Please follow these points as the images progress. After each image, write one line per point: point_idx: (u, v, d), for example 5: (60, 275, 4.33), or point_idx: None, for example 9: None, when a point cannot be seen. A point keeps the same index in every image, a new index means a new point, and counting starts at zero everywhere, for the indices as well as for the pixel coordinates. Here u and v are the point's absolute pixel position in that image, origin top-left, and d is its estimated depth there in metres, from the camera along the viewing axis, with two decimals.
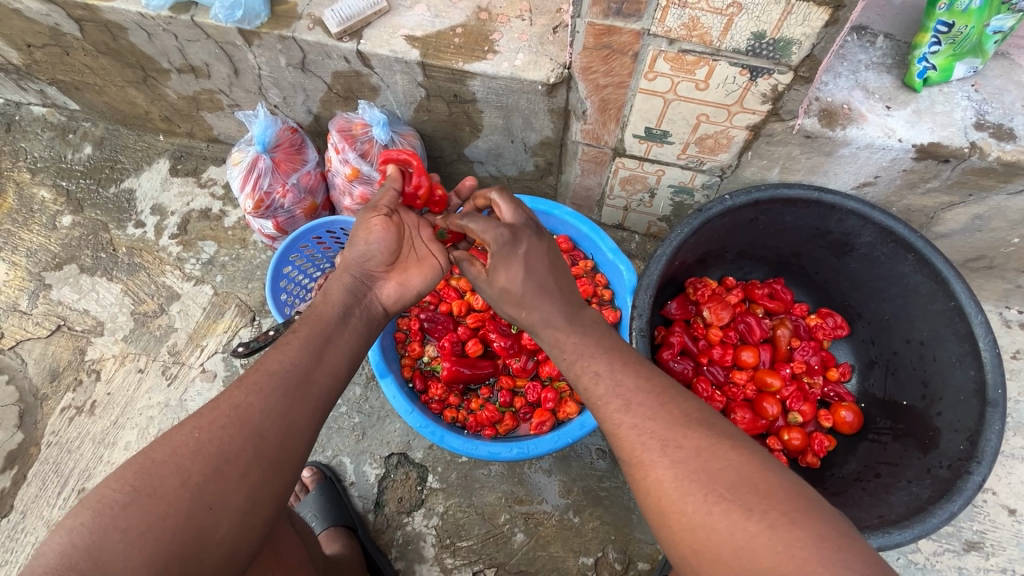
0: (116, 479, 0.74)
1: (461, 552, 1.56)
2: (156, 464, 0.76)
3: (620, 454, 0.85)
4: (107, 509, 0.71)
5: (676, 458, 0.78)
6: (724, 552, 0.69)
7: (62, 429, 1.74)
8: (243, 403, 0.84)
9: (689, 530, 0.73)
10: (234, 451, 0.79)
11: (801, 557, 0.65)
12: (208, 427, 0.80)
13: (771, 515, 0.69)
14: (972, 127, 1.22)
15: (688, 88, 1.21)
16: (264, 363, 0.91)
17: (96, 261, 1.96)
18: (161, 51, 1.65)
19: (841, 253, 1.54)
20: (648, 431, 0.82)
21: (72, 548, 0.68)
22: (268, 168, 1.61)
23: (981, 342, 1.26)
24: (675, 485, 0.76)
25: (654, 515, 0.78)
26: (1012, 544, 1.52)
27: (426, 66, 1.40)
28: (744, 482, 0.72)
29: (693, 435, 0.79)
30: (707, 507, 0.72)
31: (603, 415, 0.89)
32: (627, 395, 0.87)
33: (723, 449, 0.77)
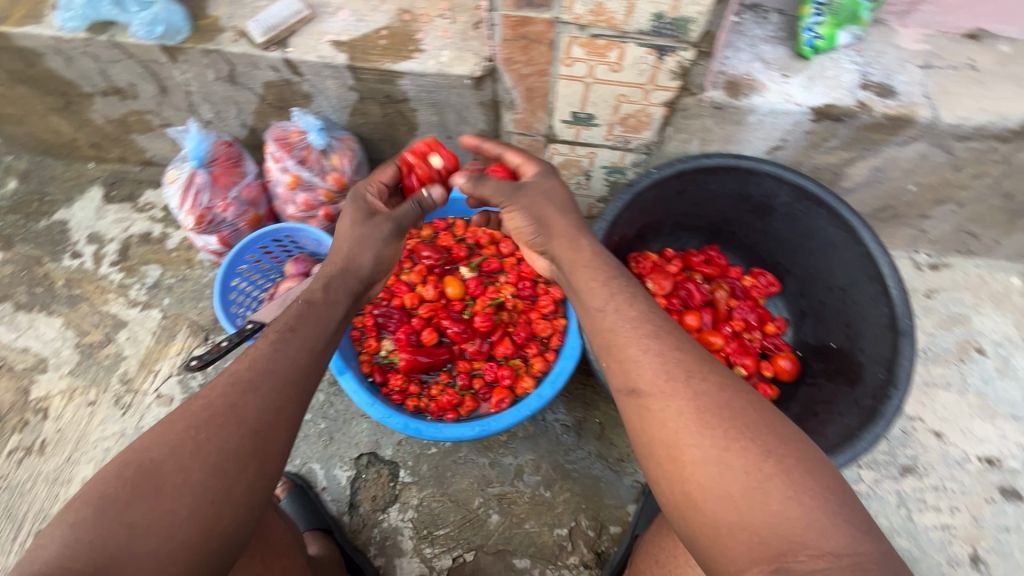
0: (115, 476, 0.75)
1: (439, 540, 1.59)
2: (154, 462, 0.76)
3: (634, 384, 0.87)
4: (109, 505, 0.72)
5: (701, 390, 0.83)
6: (734, 492, 0.75)
7: (11, 473, 1.67)
8: (240, 400, 0.84)
9: (702, 465, 0.78)
10: (233, 449, 0.80)
11: (809, 504, 0.72)
12: (204, 425, 0.81)
13: (786, 462, 0.76)
14: (858, 87, 1.35)
15: (604, 71, 1.30)
16: (259, 357, 0.92)
17: (32, 297, 1.89)
18: (82, 75, 1.62)
19: (764, 214, 1.66)
20: (673, 360, 0.87)
21: (75, 539, 0.69)
22: (207, 183, 1.61)
23: (888, 280, 1.40)
24: (694, 418, 0.81)
25: (664, 449, 0.82)
26: (941, 463, 1.67)
27: (355, 69, 1.43)
28: (762, 425, 0.80)
29: (715, 374, 0.86)
30: (725, 444, 0.78)
31: (621, 341, 0.92)
32: (656, 324, 0.93)
33: (744, 392, 0.84)
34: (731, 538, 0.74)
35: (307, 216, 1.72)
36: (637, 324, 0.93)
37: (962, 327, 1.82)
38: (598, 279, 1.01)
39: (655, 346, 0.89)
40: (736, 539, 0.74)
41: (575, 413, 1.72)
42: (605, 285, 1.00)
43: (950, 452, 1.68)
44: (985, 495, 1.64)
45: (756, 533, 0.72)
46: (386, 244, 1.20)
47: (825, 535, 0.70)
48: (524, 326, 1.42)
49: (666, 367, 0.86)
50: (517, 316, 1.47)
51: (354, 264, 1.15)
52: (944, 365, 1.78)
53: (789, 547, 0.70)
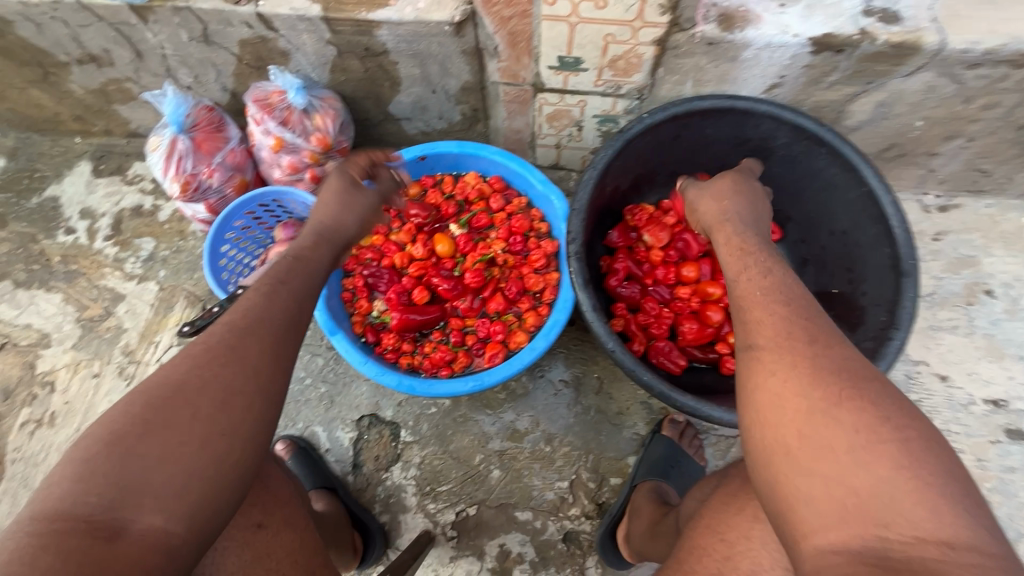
0: (124, 413, 0.74)
1: (442, 496, 1.62)
2: (163, 399, 0.76)
3: (752, 338, 0.87)
4: (119, 440, 0.72)
5: (823, 355, 0.78)
6: (837, 445, 0.68)
7: (24, 444, 1.72)
8: (240, 343, 0.86)
9: (806, 415, 0.72)
10: (238, 386, 0.82)
11: (922, 481, 0.64)
12: (208, 364, 0.82)
13: (906, 433, 0.67)
14: (861, 14, 1.27)
15: (589, 8, 1.23)
16: (251, 306, 0.94)
17: (30, 274, 1.90)
18: (54, 42, 1.58)
19: (763, 159, 1.60)
20: (800, 325, 0.84)
21: (86, 480, 0.69)
22: (189, 150, 1.57)
23: (891, 219, 1.34)
24: (808, 372, 0.76)
25: (768, 397, 0.78)
26: (946, 407, 1.65)
27: (330, 21, 1.37)
28: (887, 397, 0.71)
29: (843, 347, 0.79)
30: (834, 401, 0.71)
31: (751, 307, 0.91)
32: (787, 297, 0.90)
33: (875, 367, 0.76)
34: (820, 497, 0.68)
35: (294, 179, 1.69)
36: (790, 303, 0.88)
37: (971, 269, 1.77)
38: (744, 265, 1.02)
39: (781, 311, 0.88)
40: (827, 498, 0.67)
41: (574, 368, 1.71)
42: (741, 259, 1.05)
43: (954, 395, 1.66)
44: (991, 437, 1.62)
45: (853, 494, 0.66)
46: (369, 210, 1.28)
47: (938, 519, 0.62)
48: (516, 281, 1.41)
49: (787, 327, 0.84)
50: (509, 272, 1.44)
51: (341, 227, 1.21)
52: (950, 308, 1.74)
53: (883, 517, 0.64)
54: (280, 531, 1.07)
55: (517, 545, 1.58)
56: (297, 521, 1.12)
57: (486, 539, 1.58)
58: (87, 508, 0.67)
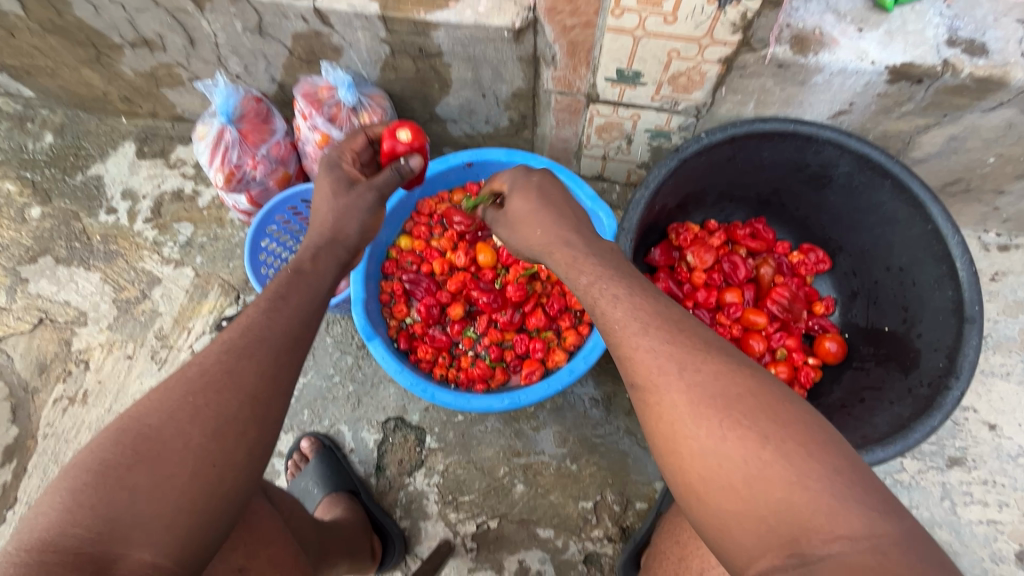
0: (114, 443, 0.71)
1: (463, 506, 1.60)
2: (154, 428, 0.73)
3: (632, 377, 0.82)
4: (109, 471, 0.69)
5: (694, 381, 0.76)
6: (735, 480, 0.68)
7: (57, 420, 1.74)
8: (236, 365, 0.80)
9: (701, 456, 0.72)
10: (232, 413, 0.77)
11: (815, 489, 0.64)
12: (199, 391, 0.77)
13: (787, 446, 0.68)
14: (944, 44, 1.20)
15: (657, 23, 1.18)
16: (253, 323, 0.87)
17: (71, 252, 1.92)
18: (110, 25, 1.58)
19: (820, 186, 1.54)
20: (664, 353, 0.80)
21: (75, 515, 0.66)
22: (236, 140, 1.56)
23: (957, 262, 1.28)
24: (689, 408, 0.75)
25: (663, 441, 0.76)
26: (993, 457, 1.57)
27: (387, 19, 1.34)
28: (762, 410, 0.72)
29: (711, 361, 0.78)
30: (722, 433, 0.71)
31: (616, 338, 0.86)
32: (646, 318, 0.85)
33: (742, 376, 0.76)
34: (738, 527, 0.68)
35: None
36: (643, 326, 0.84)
37: None
38: (584, 277, 0.95)
39: (646, 342, 0.82)
40: (744, 529, 0.67)
41: (605, 387, 1.68)
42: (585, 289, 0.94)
43: (1003, 446, 1.58)
44: None
45: (764, 522, 0.66)
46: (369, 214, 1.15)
47: (838, 519, 0.62)
48: (558, 298, 1.37)
49: (659, 361, 0.80)
50: (551, 287, 1.41)
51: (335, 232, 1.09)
52: (1004, 353, 1.66)
53: (800, 534, 0.63)
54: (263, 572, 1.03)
55: (537, 562, 1.55)
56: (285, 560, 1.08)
57: (506, 553, 1.56)
58: (76, 540, 0.65)
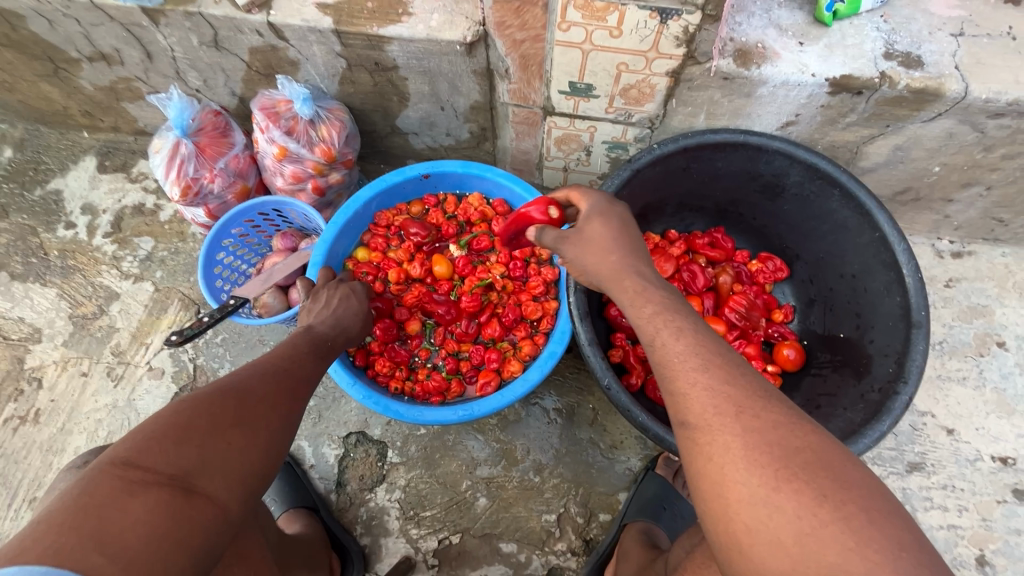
0: (216, 396, 0.80)
1: (425, 522, 1.57)
2: (245, 395, 0.84)
3: (682, 415, 0.80)
4: (214, 415, 0.77)
5: (751, 427, 0.74)
6: (786, 537, 0.66)
7: (6, 441, 1.69)
8: (297, 371, 0.98)
9: (748, 505, 0.70)
10: (294, 406, 0.92)
11: (875, 561, 0.62)
12: (275, 383, 0.90)
13: (847, 509, 0.65)
14: (882, 57, 1.24)
15: (603, 36, 1.20)
16: (297, 345, 1.04)
17: (27, 268, 1.89)
18: (66, 39, 1.57)
19: (774, 195, 1.56)
20: (722, 393, 0.78)
21: (177, 447, 0.71)
22: (192, 154, 1.55)
23: (904, 268, 1.30)
24: (743, 453, 0.72)
25: (707, 482, 0.74)
26: (951, 462, 1.59)
27: (341, 33, 1.36)
28: (822, 467, 0.69)
29: (771, 409, 0.75)
30: (775, 483, 0.69)
31: (670, 372, 0.84)
32: (707, 355, 0.82)
33: (804, 430, 0.73)
34: None
35: (296, 188, 1.67)
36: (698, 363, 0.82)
37: (982, 319, 1.72)
38: (644, 312, 0.92)
39: (704, 379, 0.80)
40: None
41: (569, 398, 1.67)
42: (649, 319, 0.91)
43: (961, 450, 1.60)
44: (997, 495, 1.56)
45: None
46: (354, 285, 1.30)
47: None
48: (513, 309, 1.38)
49: (714, 402, 0.77)
50: (507, 298, 1.42)
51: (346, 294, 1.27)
52: (960, 358, 1.69)
53: None
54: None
55: None
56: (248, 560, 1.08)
57: (468, 569, 1.54)
58: (172, 467, 0.70)
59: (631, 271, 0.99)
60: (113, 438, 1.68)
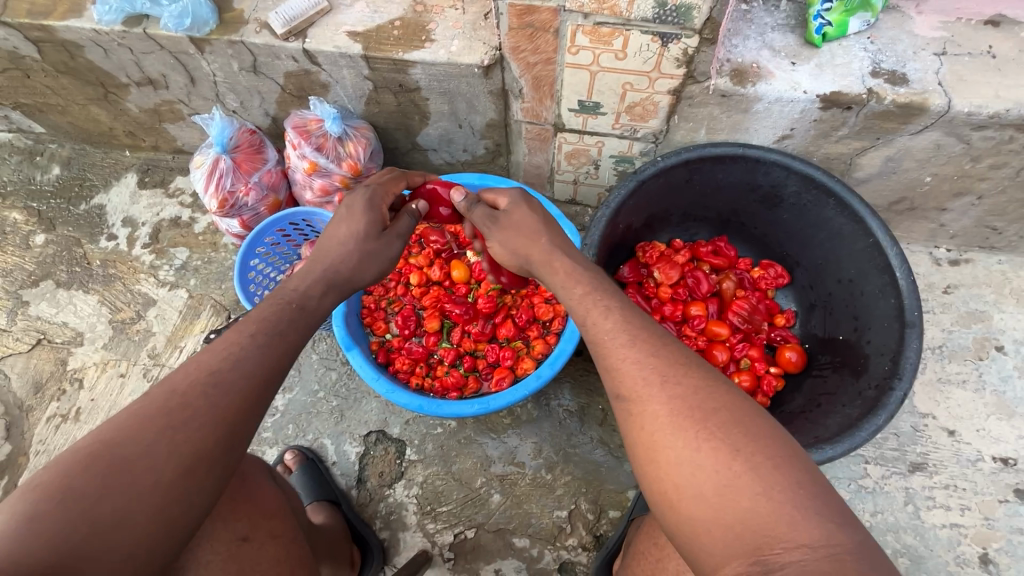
0: (84, 469, 0.71)
1: (441, 517, 1.64)
2: (125, 460, 0.73)
3: (619, 389, 0.87)
4: (74, 502, 0.69)
5: (674, 394, 0.82)
6: (707, 489, 0.74)
7: (49, 437, 1.80)
8: (218, 398, 0.82)
9: (676, 465, 0.77)
10: (209, 447, 0.79)
11: (778, 500, 0.70)
12: (177, 426, 0.77)
13: (755, 459, 0.73)
14: (869, 75, 1.34)
15: (609, 59, 1.31)
16: (236, 352, 0.88)
17: (72, 276, 2.02)
18: (118, 66, 1.72)
19: (773, 205, 1.65)
20: (650, 365, 0.86)
21: (32, 540, 0.66)
22: (230, 168, 1.69)
23: (897, 271, 1.37)
24: (669, 419, 0.80)
25: (642, 449, 0.82)
26: (953, 462, 1.63)
27: (369, 58, 1.49)
28: (735, 425, 0.77)
29: (691, 376, 0.84)
30: (697, 444, 0.77)
31: (604, 351, 0.91)
32: (633, 331, 0.90)
33: (722, 392, 0.82)
34: (708, 534, 0.73)
35: (324, 201, 1.79)
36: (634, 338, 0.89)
37: (981, 324, 1.77)
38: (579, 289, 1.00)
39: (632, 354, 0.88)
40: (713, 537, 0.72)
41: (579, 399, 1.74)
42: (585, 300, 0.97)
43: (962, 451, 1.64)
44: (999, 495, 1.59)
45: (732, 529, 0.71)
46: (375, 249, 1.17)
47: (799, 529, 0.68)
48: (526, 310, 1.47)
49: (643, 373, 0.85)
50: (520, 300, 1.51)
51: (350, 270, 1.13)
52: (960, 361, 1.74)
53: (762, 544, 0.68)
54: (265, 543, 1.09)
55: (513, 571, 1.58)
56: (284, 533, 1.14)
57: (483, 563, 1.60)
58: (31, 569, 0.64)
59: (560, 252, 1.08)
60: None
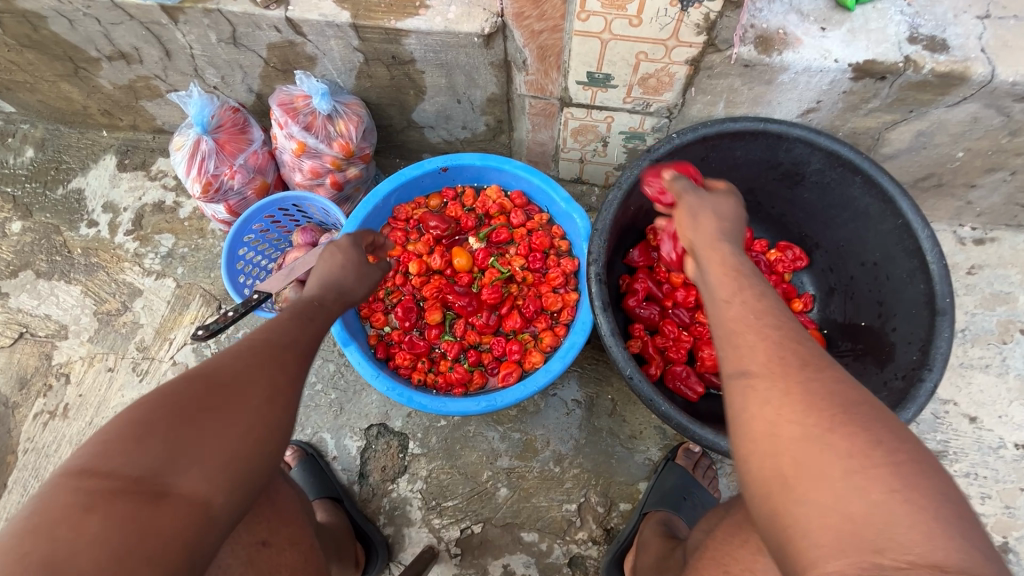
0: (184, 384, 0.72)
1: (447, 512, 1.59)
2: (223, 381, 0.75)
3: (743, 363, 0.74)
4: (180, 407, 0.69)
5: (812, 378, 0.68)
6: (832, 472, 0.61)
7: (37, 434, 1.73)
8: (287, 348, 0.86)
9: (799, 441, 0.64)
10: (285, 384, 0.82)
11: (916, 505, 0.57)
12: (262, 360, 0.81)
13: (898, 457, 0.60)
14: (906, 41, 1.22)
15: (623, 25, 1.19)
16: (288, 321, 0.93)
17: (52, 265, 1.92)
18: (86, 38, 1.59)
19: (794, 184, 1.55)
20: (790, 349, 0.72)
21: (138, 445, 0.65)
22: (213, 150, 1.57)
23: (928, 255, 1.29)
24: (801, 397, 0.67)
25: (759, 423, 0.69)
26: (973, 450, 1.58)
27: (358, 28, 1.36)
28: (877, 420, 0.64)
29: (835, 370, 0.70)
30: (829, 423, 0.63)
31: (732, 325, 0.79)
32: (779, 318, 0.77)
33: (861, 389, 0.68)
34: (815, 522, 0.60)
35: (315, 184, 1.68)
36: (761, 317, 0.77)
37: (1006, 306, 1.70)
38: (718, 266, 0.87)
39: (775, 336, 0.74)
40: (823, 525, 0.60)
41: (587, 389, 1.68)
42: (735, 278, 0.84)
43: (984, 438, 1.59)
44: (1020, 483, 1.55)
45: (849, 520, 0.58)
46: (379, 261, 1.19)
47: (934, 542, 0.55)
48: (533, 300, 1.39)
49: (782, 352, 0.72)
50: (527, 289, 1.43)
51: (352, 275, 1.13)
52: (983, 346, 1.67)
53: (884, 545, 0.56)
54: (284, 550, 1.04)
55: (522, 566, 1.55)
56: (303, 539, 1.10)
57: (490, 558, 1.56)
58: (135, 469, 0.64)
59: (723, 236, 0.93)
60: None
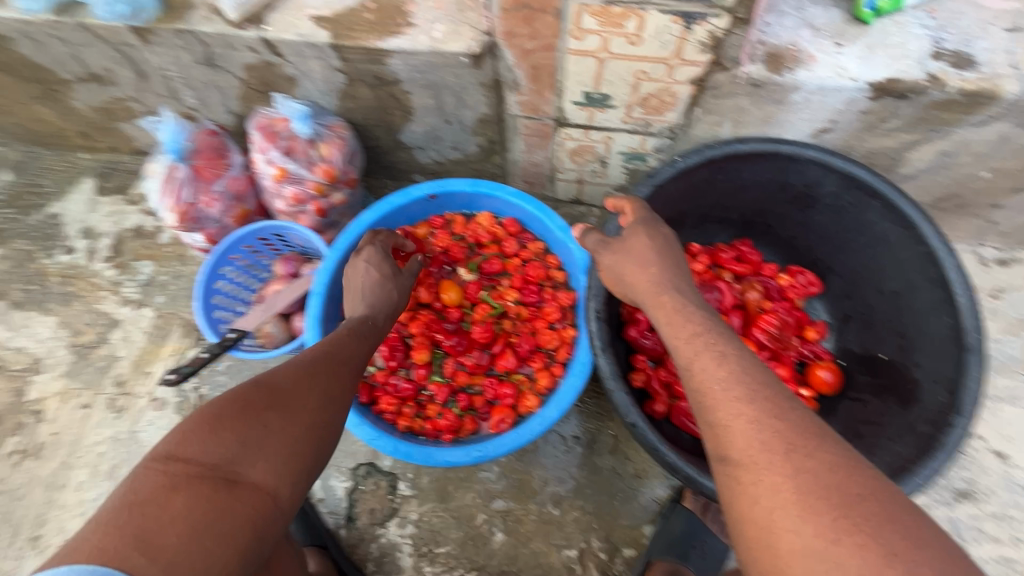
0: (252, 389, 0.84)
1: (439, 559, 1.50)
2: (281, 389, 0.86)
3: (725, 450, 0.74)
4: (249, 407, 0.81)
5: (803, 467, 0.67)
6: None
7: (8, 476, 1.65)
8: (337, 365, 0.98)
9: (800, 555, 0.63)
10: (334, 396, 0.93)
11: None
12: (316, 373, 0.93)
13: (909, 566, 0.58)
14: (928, 57, 1.13)
15: (621, 44, 1.10)
16: (337, 341, 1.04)
17: (27, 295, 1.84)
18: (56, 60, 1.50)
19: (806, 206, 1.45)
20: (770, 428, 0.72)
21: (214, 437, 0.75)
22: (188, 178, 1.48)
23: (955, 286, 1.18)
24: (796, 498, 0.65)
25: (755, 527, 0.68)
26: (1003, 489, 1.47)
27: (339, 48, 1.27)
28: (883, 519, 0.62)
29: (826, 450, 0.69)
30: (833, 534, 0.62)
31: (710, 402, 0.78)
32: (750, 385, 0.77)
33: (860, 475, 0.66)
34: None
35: (298, 211, 1.59)
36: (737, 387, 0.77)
37: None
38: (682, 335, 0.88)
39: (749, 412, 0.74)
40: None
41: (587, 425, 1.58)
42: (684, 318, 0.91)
43: (1013, 476, 1.48)
44: None
45: None
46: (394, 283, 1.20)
47: None
48: (528, 338, 1.31)
49: (762, 437, 0.71)
50: (521, 325, 1.35)
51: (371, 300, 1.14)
52: (1009, 375, 1.56)
53: None
54: None
55: None
56: None
57: None
58: (211, 457, 0.74)
59: (670, 287, 0.97)
60: (116, 472, 1.63)
